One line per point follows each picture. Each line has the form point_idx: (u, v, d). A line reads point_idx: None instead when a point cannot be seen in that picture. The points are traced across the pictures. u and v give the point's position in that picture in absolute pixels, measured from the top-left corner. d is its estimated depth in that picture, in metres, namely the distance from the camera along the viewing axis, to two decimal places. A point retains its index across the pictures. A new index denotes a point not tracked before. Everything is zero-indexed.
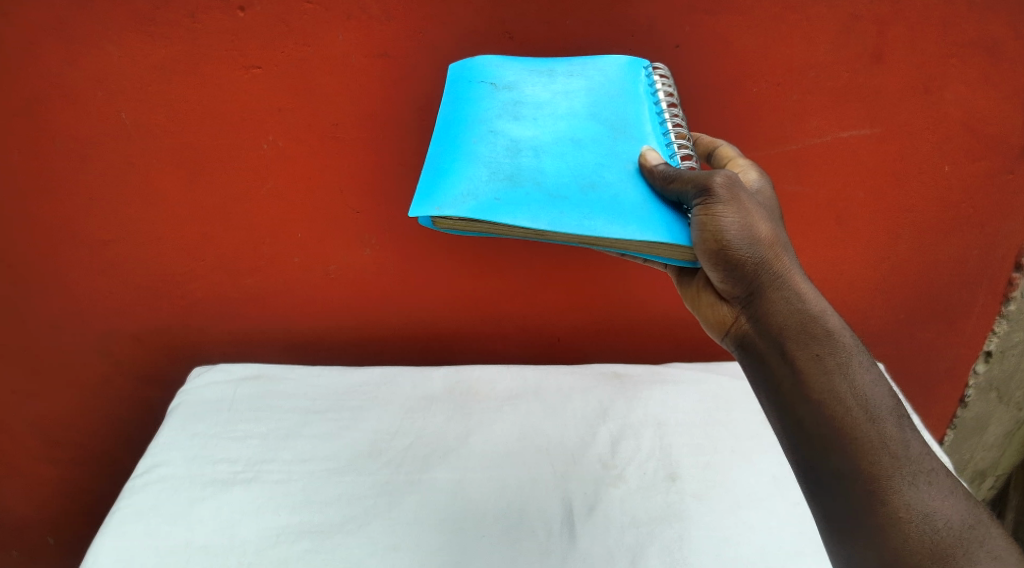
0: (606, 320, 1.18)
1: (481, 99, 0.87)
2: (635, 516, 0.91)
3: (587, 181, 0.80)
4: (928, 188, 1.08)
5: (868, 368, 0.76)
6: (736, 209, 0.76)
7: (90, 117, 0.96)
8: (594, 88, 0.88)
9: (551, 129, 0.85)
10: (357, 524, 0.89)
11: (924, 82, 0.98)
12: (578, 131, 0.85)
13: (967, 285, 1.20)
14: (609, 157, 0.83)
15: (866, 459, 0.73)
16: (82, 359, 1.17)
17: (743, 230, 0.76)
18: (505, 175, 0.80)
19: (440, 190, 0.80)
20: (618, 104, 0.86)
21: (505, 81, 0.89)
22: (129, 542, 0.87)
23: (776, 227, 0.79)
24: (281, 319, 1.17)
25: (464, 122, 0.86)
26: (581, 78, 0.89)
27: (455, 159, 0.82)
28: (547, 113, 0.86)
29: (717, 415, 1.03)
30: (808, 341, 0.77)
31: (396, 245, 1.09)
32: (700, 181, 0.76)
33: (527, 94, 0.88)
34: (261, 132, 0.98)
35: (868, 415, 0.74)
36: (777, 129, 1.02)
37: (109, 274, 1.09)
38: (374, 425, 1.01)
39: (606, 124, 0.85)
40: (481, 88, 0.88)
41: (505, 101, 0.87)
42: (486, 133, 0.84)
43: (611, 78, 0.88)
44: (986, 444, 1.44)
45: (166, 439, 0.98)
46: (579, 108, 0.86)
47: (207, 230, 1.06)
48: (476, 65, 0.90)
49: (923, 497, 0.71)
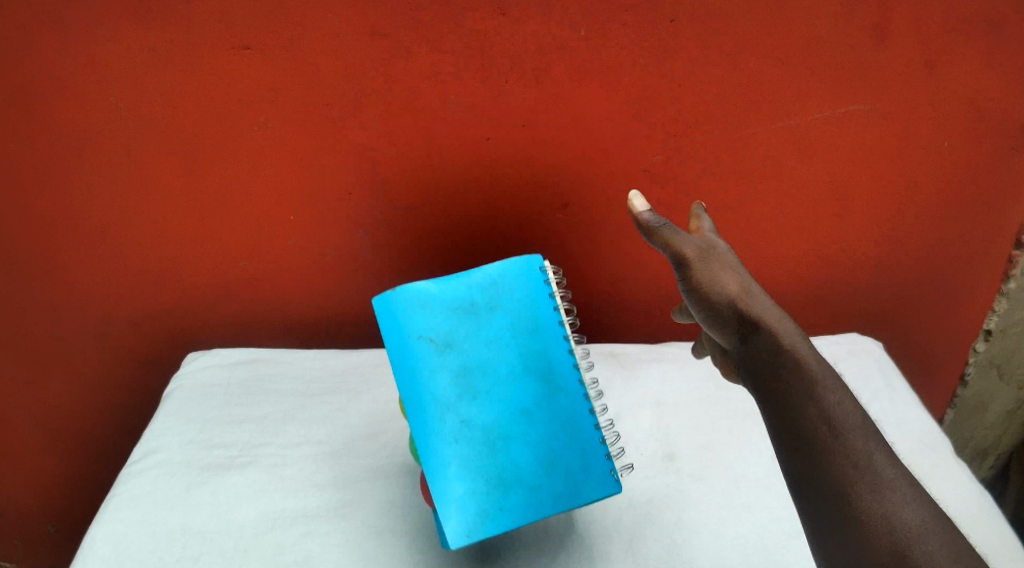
0: (602, 297, 1.18)
1: (432, 361, 0.78)
2: (633, 496, 0.89)
3: (551, 450, 0.78)
4: (928, 165, 1.07)
5: (836, 390, 0.76)
6: (700, 270, 0.83)
7: (86, 104, 0.96)
8: (517, 320, 0.81)
9: (499, 401, 0.78)
10: (353, 507, 0.89)
11: (926, 57, 0.98)
12: (519, 388, 0.79)
13: (968, 262, 1.19)
14: (551, 402, 0.79)
15: (833, 469, 0.71)
16: (78, 344, 1.16)
17: (709, 287, 0.83)
18: (492, 480, 0.76)
19: (449, 514, 0.74)
20: (540, 334, 0.81)
21: (440, 336, 0.78)
22: (124, 527, 0.86)
23: (747, 281, 0.83)
24: (278, 304, 1.16)
25: (426, 393, 0.77)
26: (500, 315, 0.80)
27: (438, 464, 0.76)
28: (488, 374, 0.79)
29: (717, 393, 1.02)
30: (778, 373, 0.77)
31: (391, 226, 1.08)
32: (672, 245, 0.83)
33: (465, 348, 0.79)
34: (251, 113, 0.97)
35: (832, 431, 0.73)
36: (777, 105, 1.01)
37: (103, 258, 1.08)
38: (371, 407, 1.01)
39: (540, 380, 0.80)
40: (421, 347, 0.78)
41: (453, 362, 0.78)
42: (449, 421, 0.77)
43: (524, 307, 0.81)
44: (987, 423, 1.43)
45: (162, 425, 0.98)
46: (508, 360, 0.80)
47: (200, 212, 1.05)
48: (406, 305, 0.78)
49: (882, 501, 0.68)
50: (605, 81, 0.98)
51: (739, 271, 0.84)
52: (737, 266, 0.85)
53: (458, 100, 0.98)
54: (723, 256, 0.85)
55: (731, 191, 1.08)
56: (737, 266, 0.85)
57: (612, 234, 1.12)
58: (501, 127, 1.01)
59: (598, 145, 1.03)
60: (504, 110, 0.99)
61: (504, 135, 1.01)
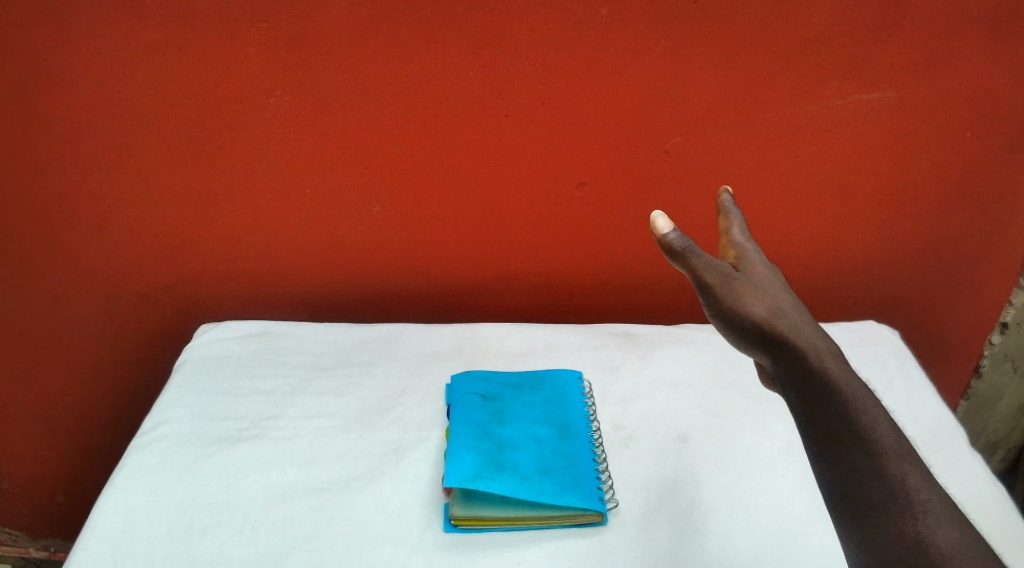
0: (614, 280, 1.17)
1: (475, 410, 0.93)
2: (647, 478, 0.88)
3: (553, 469, 0.86)
4: (942, 151, 1.08)
5: (870, 407, 0.69)
6: (726, 293, 0.75)
7: (112, 73, 0.96)
8: (555, 396, 0.96)
9: (524, 444, 0.89)
10: (363, 482, 0.88)
11: (945, 47, 1.00)
12: (542, 440, 0.90)
13: (983, 252, 1.18)
14: (562, 453, 0.88)
15: (865, 494, 0.65)
16: (89, 316, 1.16)
17: (738, 312, 0.74)
18: (501, 472, 0.84)
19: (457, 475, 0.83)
20: (571, 404, 0.95)
21: (492, 392, 0.96)
22: (133, 497, 0.85)
23: (774, 300, 0.76)
24: (289, 277, 1.15)
25: (460, 436, 0.88)
26: (542, 386, 0.98)
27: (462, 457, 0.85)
28: (523, 422, 0.92)
29: (729, 376, 1.02)
30: (808, 397, 0.71)
31: (405, 201, 1.08)
32: (699, 269, 0.75)
33: (507, 405, 0.94)
34: (269, 86, 0.98)
35: (864, 454, 0.67)
36: (798, 88, 1.01)
37: (117, 229, 1.08)
38: (381, 381, 1.02)
39: (556, 428, 0.92)
40: (472, 397, 0.95)
41: (487, 415, 0.92)
42: (479, 444, 0.87)
43: (564, 383, 0.98)
44: (1000, 418, 1.36)
45: (171, 397, 0.98)
46: (537, 412, 0.94)
47: (214, 185, 1.05)
48: (468, 381, 0.98)
49: (917, 528, 0.63)
50: (622, 61, 0.98)
51: (765, 289, 0.76)
52: (763, 284, 0.77)
53: (479, 75, 0.98)
54: (748, 275, 0.77)
55: (749, 173, 1.08)
56: (762, 284, 0.77)
57: (626, 216, 1.11)
58: (521, 103, 1.01)
59: (614, 126, 1.03)
60: (524, 87, 1.00)
61: (524, 112, 1.02)
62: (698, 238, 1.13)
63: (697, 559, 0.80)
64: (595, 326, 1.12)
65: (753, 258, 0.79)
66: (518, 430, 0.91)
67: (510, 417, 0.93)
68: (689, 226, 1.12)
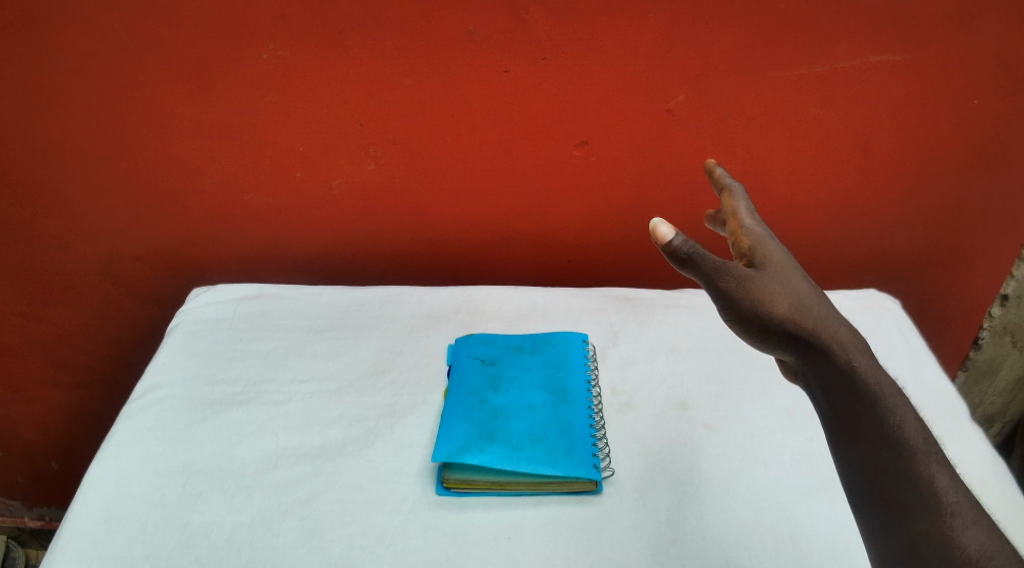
0: (616, 242, 1.16)
1: (472, 375, 0.92)
2: (646, 444, 0.87)
3: (546, 436, 0.85)
4: (955, 120, 1.06)
5: (897, 400, 0.65)
6: (746, 296, 0.68)
7: (100, 28, 0.94)
8: (554, 360, 0.95)
9: (519, 412, 0.88)
10: (358, 447, 0.86)
11: (961, 11, 0.97)
12: (536, 407, 0.89)
13: (992, 223, 1.16)
14: (557, 420, 0.87)
15: (890, 492, 0.61)
16: (82, 276, 1.14)
17: (760, 311, 0.68)
18: (495, 442, 0.83)
19: (450, 447, 0.82)
20: (570, 370, 0.94)
21: (491, 357, 0.95)
22: (126, 463, 0.84)
23: (798, 295, 0.70)
24: (283, 237, 1.13)
25: (455, 404, 0.88)
26: (541, 351, 0.96)
27: (456, 427, 0.85)
28: (520, 387, 0.91)
29: (729, 342, 1.01)
30: (834, 394, 0.66)
31: (401, 159, 1.06)
32: (713, 275, 0.67)
33: (506, 369, 0.93)
34: (263, 39, 0.96)
35: (891, 450, 0.62)
36: (804, 48, 0.98)
37: (112, 187, 1.06)
38: (375, 343, 1.00)
39: (552, 394, 0.90)
40: (471, 362, 0.94)
41: (484, 381, 0.92)
42: (473, 413, 0.87)
43: (564, 348, 0.96)
44: (997, 389, 1.35)
45: (164, 361, 0.96)
46: (535, 378, 0.92)
47: (209, 141, 1.03)
48: (470, 346, 0.96)
49: (943, 528, 0.59)
50: (630, 19, 0.96)
51: (788, 284, 0.70)
52: (785, 277, 0.71)
53: (482, 31, 0.96)
54: (767, 269, 0.71)
55: (752, 135, 1.06)
56: (783, 277, 0.71)
57: (630, 178, 1.09)
58: (519, 59, 0.98)
59: (618, 85, 1.01)
60: (525, 43, 0.97)
61: (522, 70, 0.99)
62: (700, 199, 1.11)
63: (696, 526, 0.79)
64: (595, 290, 1.11)
65: (771, 247, 0.74)
66: (516, 396, 0.90)
67: (510, 385, 0.91)
68: (691, 187, 1.10)
